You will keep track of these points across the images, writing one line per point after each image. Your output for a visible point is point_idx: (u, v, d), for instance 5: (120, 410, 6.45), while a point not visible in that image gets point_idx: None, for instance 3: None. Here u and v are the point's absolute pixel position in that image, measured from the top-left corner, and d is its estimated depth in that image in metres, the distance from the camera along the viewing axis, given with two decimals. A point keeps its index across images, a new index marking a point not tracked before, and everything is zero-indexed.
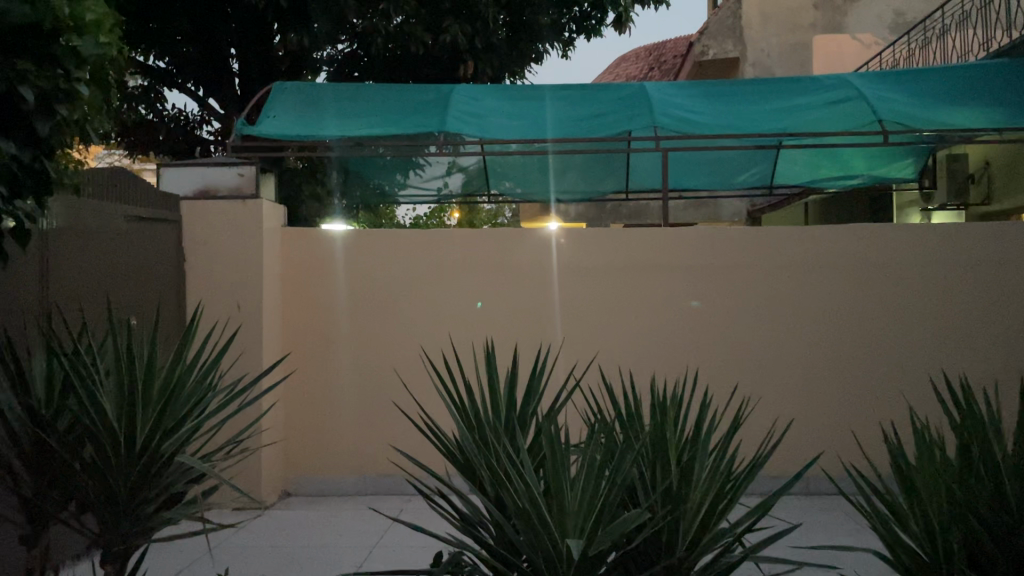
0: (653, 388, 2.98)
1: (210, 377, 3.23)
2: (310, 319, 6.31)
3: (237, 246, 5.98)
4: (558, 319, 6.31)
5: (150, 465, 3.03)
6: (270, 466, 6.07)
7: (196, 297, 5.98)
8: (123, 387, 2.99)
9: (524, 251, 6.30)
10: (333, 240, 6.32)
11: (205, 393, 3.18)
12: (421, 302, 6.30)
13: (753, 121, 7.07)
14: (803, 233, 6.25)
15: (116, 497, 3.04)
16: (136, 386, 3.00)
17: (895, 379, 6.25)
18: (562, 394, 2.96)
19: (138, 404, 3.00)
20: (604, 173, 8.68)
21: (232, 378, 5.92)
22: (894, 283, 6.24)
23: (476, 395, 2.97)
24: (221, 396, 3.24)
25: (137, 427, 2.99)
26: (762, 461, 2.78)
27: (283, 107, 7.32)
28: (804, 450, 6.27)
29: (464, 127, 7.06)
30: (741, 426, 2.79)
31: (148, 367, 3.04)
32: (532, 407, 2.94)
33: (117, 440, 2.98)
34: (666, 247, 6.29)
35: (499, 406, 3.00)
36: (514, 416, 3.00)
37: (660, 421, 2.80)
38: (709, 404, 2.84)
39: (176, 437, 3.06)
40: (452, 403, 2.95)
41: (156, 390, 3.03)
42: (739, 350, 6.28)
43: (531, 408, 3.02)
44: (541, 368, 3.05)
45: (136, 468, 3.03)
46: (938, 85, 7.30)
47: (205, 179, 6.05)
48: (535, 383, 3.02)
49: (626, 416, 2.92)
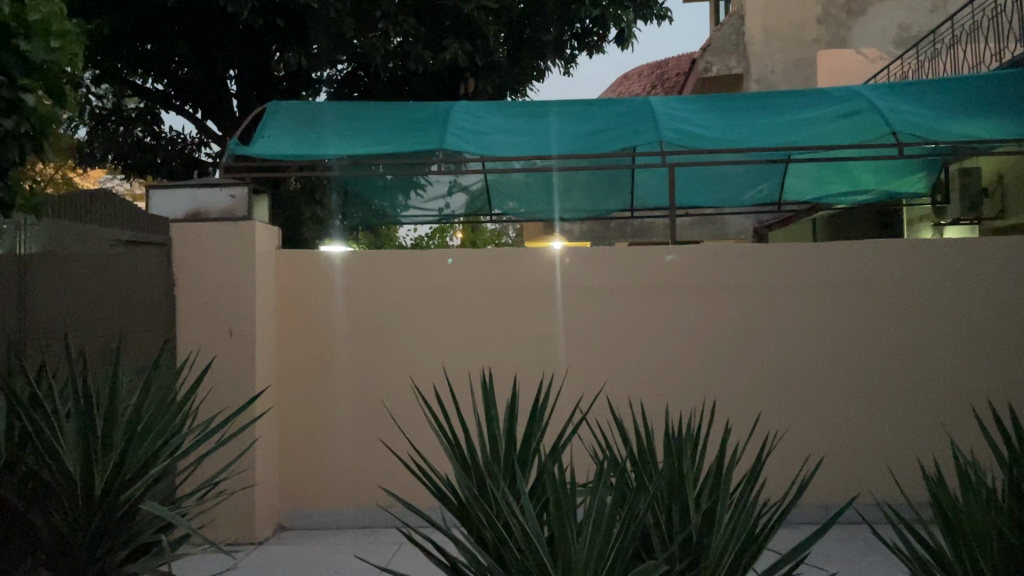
0: (667, 422, 2.74)
1: (180, 416, 3.05)
2: (306, 345, 6.08)
3: (229, 270, 5.76)
4: (562, 342, 6.07)
5: (113, 514, 2.84)
6: (265, 501, 5.82)
7: (187, 324, 5.76)
8: (81, 428, 2.81)
9: (526, 271, 6.07)
10: (328, 262, 6.10)
11: (176, 433, 3.02)
12: (422, 327, 6.07)
13: (761, 134, 6.86)
14: (816, 250, 6.02)
15: (76, 548, 2.84)
16: (94, 429, 2.82)
17: (915, 401, 6.00)
18: (567, 430, 2.73)
19: (97, 447, 2.82)
20: (608, 190, 8.47)
21: (223, 407, 5.69)
22: (911, 301, 6.00)
23: (473, 431, 2.73)
24: (192, 434, 3.07)
25: (94, 471, 2.80)
26: (788, 504, 2.54)
27: (279, 126, 7.15)
28: (823, 478, 6.00)
29: (464, 144, 6.86)
30: (765, 466, 2.55)
31: (108, 407, 2.87)
32: (534, 446, 2.71)
33: (74, 486, 2.80)
34: (674, 266, 6.05)
35: (497, 443, 2.77)
36: (514, 454, 2.76)
37: (678, 459, 2.57)
38: (729, 442, 2.60)
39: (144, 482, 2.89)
40: (446, 439, 2.71)
41: (119, 436, 2.86)
42: (751, 373, 6.04)
43: (532, 445, 2.78)
44: (543, 402, 2.81)
45: (95, 518, 2.82)
46: (953, 95, 7.08)
47: (196, 202, 5.85)
48: (537, 417, 2.79)
49: (638, 455, 2.69)
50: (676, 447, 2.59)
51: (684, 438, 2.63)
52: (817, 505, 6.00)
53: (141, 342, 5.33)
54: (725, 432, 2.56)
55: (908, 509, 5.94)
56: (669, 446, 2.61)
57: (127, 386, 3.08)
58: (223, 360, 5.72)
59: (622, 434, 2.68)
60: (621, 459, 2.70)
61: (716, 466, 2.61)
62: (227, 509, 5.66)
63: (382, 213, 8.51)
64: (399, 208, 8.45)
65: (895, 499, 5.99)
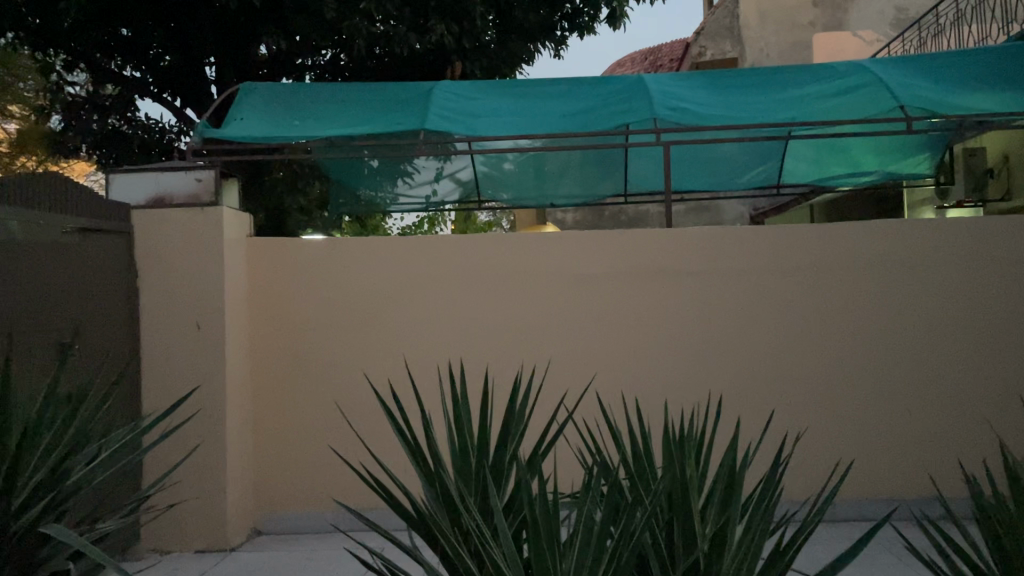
0: (667, 423, 2.41)
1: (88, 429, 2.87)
2: (281, 339, 5.72)
3: (196, 261, 5.39)
4: (553, 332, 5.71)
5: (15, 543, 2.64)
6: (238, 504, 5.48)
7: (151, 318, 5.39)
8: None
9: (514, 258, 5.71)
10: (304, 250, 5.73)
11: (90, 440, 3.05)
12: (404, 320, 5.72)
13: (761, 110, 6.49)
14: (822, 232, 5.68)
15: None
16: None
17: (926, 391, 5.66)
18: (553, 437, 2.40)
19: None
20: (601, 175, 8.07)
21: (192, 406, 5.32)
22: (922, 285, 5.67)
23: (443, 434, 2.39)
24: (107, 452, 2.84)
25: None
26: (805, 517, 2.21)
27: (252, 108, 6.76)
28: (829, 472, 5.66)
29: (447, 124, 6.48)
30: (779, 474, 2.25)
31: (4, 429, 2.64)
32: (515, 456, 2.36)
33: None
34: (671, 250, 5.70)
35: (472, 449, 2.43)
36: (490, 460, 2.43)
37: (681, 463, 2.25)
38: (739, 442, 2.28)
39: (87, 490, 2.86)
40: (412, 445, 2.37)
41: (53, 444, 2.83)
42: (753, 363, 5.70)
43: (512, 451, 2.44)
44: (524, 400, 2.47)
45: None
46: (962, 68, 6.73)
47: (160, 187, 5.47)
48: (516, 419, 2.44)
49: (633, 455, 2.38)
50: (675, 450, 2.29)
51: (687, 437, 2.32)
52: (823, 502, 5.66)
53: (100, 337, 4.98)
54: (736, 433, 2.23)
55: (919, 504, 5.61)
56: (668, 452, 2.29)
57: (35, 403, 2.84)
58: (192, 355, 5.36)
59: (616, 435, 2.35)
60: (615, 466, 2.37)
61: (723, 469, 2.31)
62: (198, 514, 5.33)
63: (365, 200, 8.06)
64: (385, 197, 8.01)
65: (907, 495, 5.65)
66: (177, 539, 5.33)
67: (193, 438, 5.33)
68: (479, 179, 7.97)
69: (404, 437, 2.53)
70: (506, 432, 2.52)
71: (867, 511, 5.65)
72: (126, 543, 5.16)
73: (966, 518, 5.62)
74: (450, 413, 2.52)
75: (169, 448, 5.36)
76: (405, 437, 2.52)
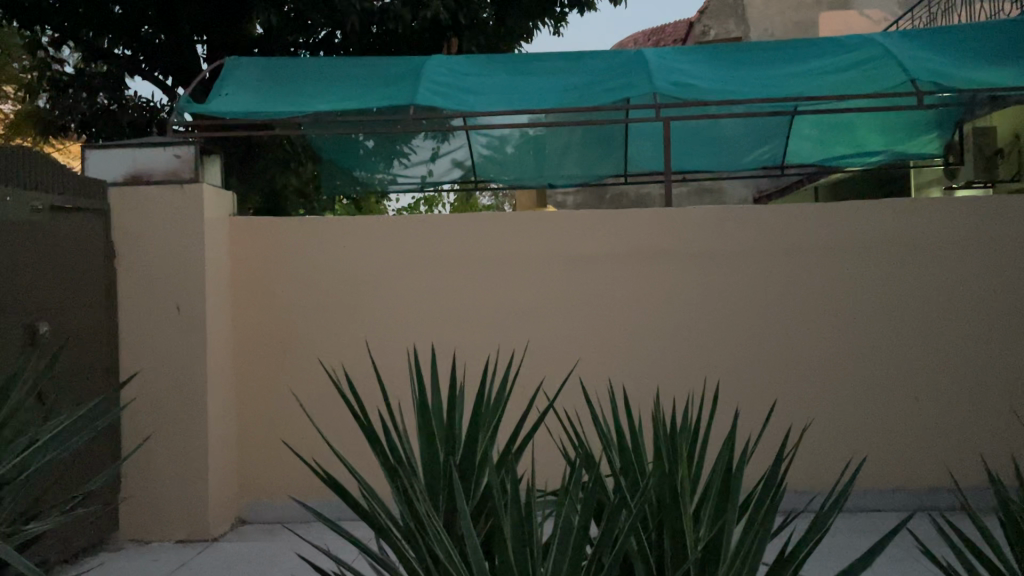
0: (656, 411, 2.22)
1: None
2: (264, 322, 5.52)
3: (175, 240, 5.19)
4: (546, 315, 5.50)
5: None
6: (220, 493, 5.28)
7: (128, 299, 5.19)
8: None
9: (506, 237, 5.50)
10: (288, 229, 5.51)
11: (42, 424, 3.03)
12: (391, 302, 5.51)
13: (764, 85, 6.24)
14: (828, 210, 5.45)
15: None
16: None
17: (934, 376, 5.44)
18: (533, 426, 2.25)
19: None
20: (601, 154, 7.83)
21: (171, 391, 5.14)
22: (930, 266, 5.44)
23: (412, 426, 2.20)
24: None
25: None
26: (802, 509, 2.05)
27: (237, 83, 6.53)
28: (832, 460, 5.45)
29: (439, 99, 6.24)
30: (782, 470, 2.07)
31: None
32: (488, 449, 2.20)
33: None
34: (670, 230, 5.48)
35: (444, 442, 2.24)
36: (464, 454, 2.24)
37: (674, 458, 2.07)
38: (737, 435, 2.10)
39: (35, 473, 2.77)
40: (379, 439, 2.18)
41: (1, 424, 2.81)
42: (754, 347, 5.48)
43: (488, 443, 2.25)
44: (501, 387, 2.27)
45: None
46: (974, 41, 6.47)
47: (137, 164, 5.27)
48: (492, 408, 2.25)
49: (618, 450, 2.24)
50: (666, 443, 2.11)
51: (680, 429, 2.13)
52: (827, 492, 5.44)
53: (74, 318, 4.78)
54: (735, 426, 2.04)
55: (927, 494, 5.40)
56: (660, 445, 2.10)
57: None
58: (171, 339, 5.16)
59: (601, 427, 2.21)
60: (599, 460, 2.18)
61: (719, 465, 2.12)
62: (178, 502, 5.14)
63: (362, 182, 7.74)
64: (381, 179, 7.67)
65: (915, 484, 5.43)
66: (158, 529, 5.15)
67: (173, 423, 5.15)
68: (480, 163, 7.76)
69: (369, 430, 2.36)
70: (478, 425, 2.35)
71: (873, 501, 5.43)
72: (103, 533, 4.98)
73: (977, 508, 5.40)
74: (417, 404, 2.36)
75: (148, 434, 5.17)
76: (371, 430, 2.35)
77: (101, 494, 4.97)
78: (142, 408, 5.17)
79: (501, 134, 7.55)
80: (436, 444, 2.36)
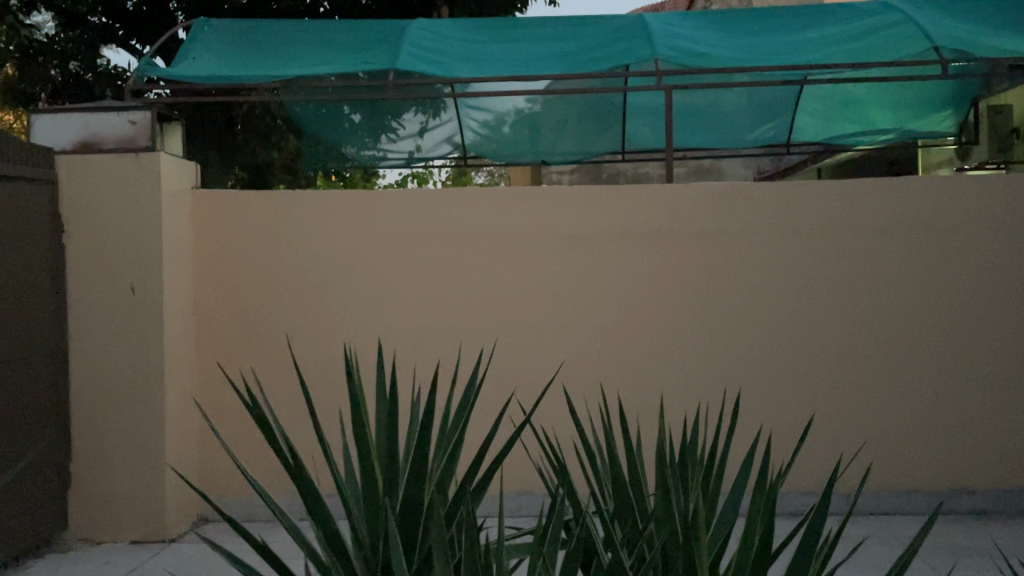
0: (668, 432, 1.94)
1: None
2: (231, 307, 5.08)
3: (130, 214, 4.73)
4: (536, 299, 5.07)
5: None
6: (179, 490, 4.86)
7: (78, 279, 4.74)
8: None
9: (493, 215, 5.05)
10: (255, 204, 5.06)
11: None
12: (366, 285, 5.08)
13: (775, 53, 5.78)
14: (844, 187, 5.02)
15: None
16: None
17: (953, 369, 5.03)
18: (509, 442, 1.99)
19: None
20: (598, 129, 7.31)
21: (126, 378, 4.73)
22: (953, 250, 5.02)
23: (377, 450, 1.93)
24: None
25: None
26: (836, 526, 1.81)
27: (206, 48, 6.06)
28: (845, 459, 5.05)
29: (422, 65, 5.78)
30: (830, 505, 1.83)
31: None
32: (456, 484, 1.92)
33: None
34: (670, 208, 5.04)
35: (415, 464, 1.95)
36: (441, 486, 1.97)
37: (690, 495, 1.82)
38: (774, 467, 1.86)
39: None
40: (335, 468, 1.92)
41: None
42: (759, 336, 5.06)
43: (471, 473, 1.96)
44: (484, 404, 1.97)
45: None
46: (999, 8, 6.01)
47: (89, 129, 4.81)
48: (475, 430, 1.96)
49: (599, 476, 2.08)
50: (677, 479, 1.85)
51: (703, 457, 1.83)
52: (838, 492, 5.04)
53: (13, 298, 4.33)
54: (769, 462, 1.80)
55: (943, 497, 5.00)
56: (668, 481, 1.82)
57: None
58: (125, 321, 4.73)
59: (589, 454, 2.05)
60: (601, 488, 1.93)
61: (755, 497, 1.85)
62: (132, 500, 4.72)
63: (352, 161, 7.15)
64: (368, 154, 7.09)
65: (932, 485, 5.02)
66: (110, 527, 4.75)
67: (128, 413, 4.73)
68: (474, 143, 7.30)
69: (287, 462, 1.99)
70: (426, 445, 1.98)
71: (886, 504, 5.02)
72: (48, 531, 4.58)
73: (998, 512, 5.00)
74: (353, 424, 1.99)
75: (100, 426, 4.74)
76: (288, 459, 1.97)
77: (46, 490, 4.55)
78: (95, 397, 4.74)
79: (496, 115, 7.11)
80: (381, 470, 2.02)
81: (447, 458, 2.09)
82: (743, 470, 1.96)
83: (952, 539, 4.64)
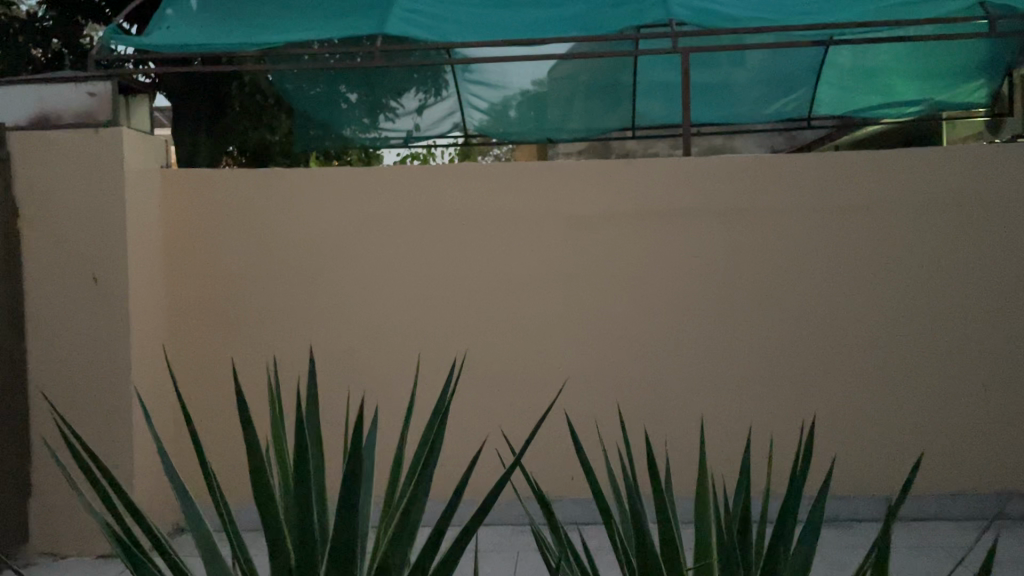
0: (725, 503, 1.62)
1: None
2: (204, 296, 4.64)
3: (89, 196, 4.28)
4: (539, 287, 4.61)
5: None
6: (151, 498, 4.43)
7: (35, 264, 4.30)
8: None
9: (491, 195, 4.59)
10: (228, 183, 4.61)
11: None
12: (353, 272, 4.63)
13: (798, 12, 5.29)
14: (879, 159, 4.53)
15: None
16: None
17: (1000, 359, 4.55)
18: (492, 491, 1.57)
19: None
20: (608, 103, 6.81)
21: (90, 376, 4.30)
22: (1000, 227, 4.52)
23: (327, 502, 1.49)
24: None
25: None
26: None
27: (182, 16, 5.60)
28: (881, 459, 4.59)
29: (415, 31, 5.31)
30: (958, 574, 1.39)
31: None
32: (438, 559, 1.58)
33: None
34: (686, 184, 4.57)
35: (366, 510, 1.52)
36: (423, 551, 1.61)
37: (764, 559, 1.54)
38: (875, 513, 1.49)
39: None
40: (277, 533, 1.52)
41: None
42: (785, 324, 4.59)
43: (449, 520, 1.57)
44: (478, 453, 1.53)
45: None
46: None
47: (45, 102, 4.36)
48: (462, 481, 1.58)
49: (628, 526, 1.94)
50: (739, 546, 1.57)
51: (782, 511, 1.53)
52: (874, 495, 4.59)
53: None
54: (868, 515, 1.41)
55: (990, 500, 4.54)
56: (736, 562, 1.54)
57: None
58: (88, 314, 4.29)
59: (609, 514, 1.80)
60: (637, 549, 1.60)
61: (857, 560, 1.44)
62: (99, 506, 4.28)
63: (352, 144, 6.63)
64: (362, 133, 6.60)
65: (979, 488, 4.56)
66: (76, 541, 4.33)
67: (92, 416, 4.30)
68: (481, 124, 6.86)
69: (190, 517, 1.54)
70: None
71: (927, 509, 4.57)
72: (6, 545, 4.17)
73: None
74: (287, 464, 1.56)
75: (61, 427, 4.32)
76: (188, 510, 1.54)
77: None
78: (57, 398, 4.32)
79: (501, 96, 6.60)
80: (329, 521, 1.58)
81: (403, 513, 1.67)
82: (812, 506, 1.63)
83: (1003, 546, 4.20)
